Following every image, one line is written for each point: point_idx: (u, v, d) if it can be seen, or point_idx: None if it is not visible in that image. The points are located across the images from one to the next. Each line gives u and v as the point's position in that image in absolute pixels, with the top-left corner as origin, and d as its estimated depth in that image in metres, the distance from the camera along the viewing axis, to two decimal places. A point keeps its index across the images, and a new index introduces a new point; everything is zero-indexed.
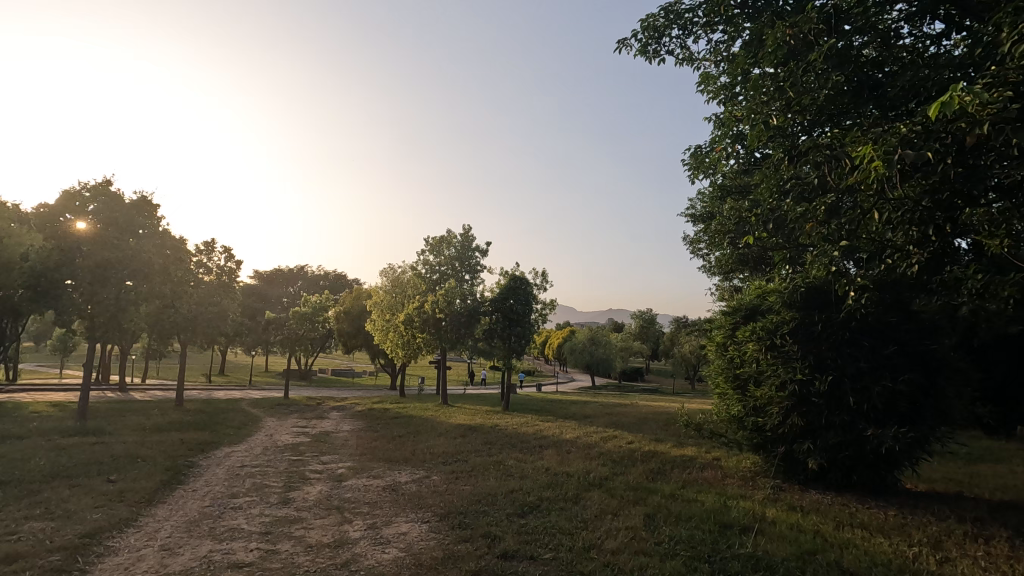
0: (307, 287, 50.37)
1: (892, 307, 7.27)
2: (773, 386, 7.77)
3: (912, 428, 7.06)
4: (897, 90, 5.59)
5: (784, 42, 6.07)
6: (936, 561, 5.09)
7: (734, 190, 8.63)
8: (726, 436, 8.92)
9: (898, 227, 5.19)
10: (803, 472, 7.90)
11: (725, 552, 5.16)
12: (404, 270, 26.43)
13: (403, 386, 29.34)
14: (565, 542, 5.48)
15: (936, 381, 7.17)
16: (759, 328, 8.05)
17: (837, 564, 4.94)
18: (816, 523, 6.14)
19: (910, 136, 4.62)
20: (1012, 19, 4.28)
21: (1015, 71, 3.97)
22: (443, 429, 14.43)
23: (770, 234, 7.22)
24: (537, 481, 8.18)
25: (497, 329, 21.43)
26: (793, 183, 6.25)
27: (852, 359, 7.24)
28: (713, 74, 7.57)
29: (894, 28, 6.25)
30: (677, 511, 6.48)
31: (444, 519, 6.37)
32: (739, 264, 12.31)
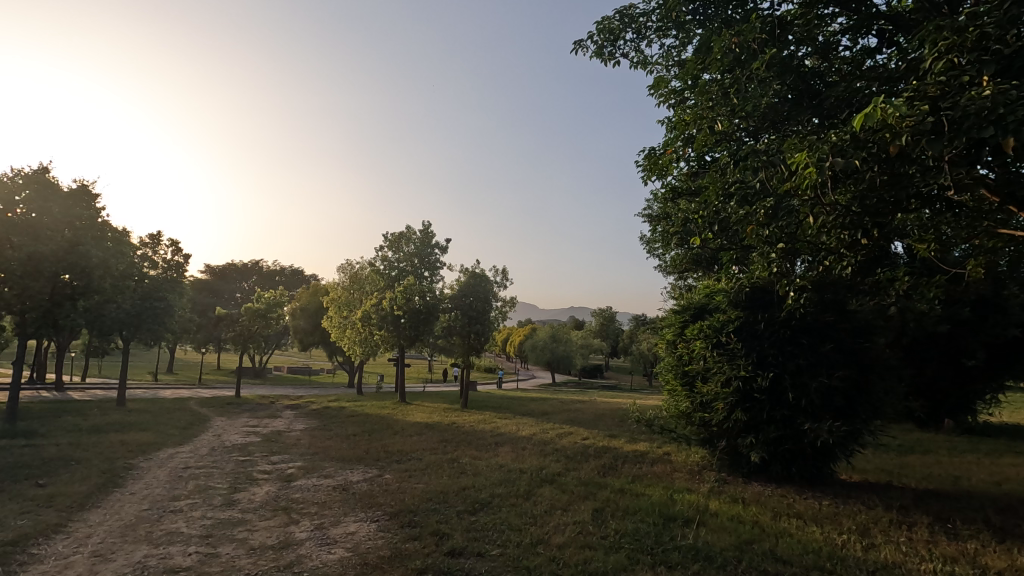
0: (261, 282, 48.78)
1: (830, 306, 7.59)
2: (718, 382, 8.03)
3: (846, 422, 7.41)
4: (834, 99, 5.86)
5: (730, 50, 6.25)
6: (862, 547, 5.38)
7: (685, 191, 8.85)
8: (675, 431, 9.17)
9: (832, 229, 5.47)
10: (746, 465, 8.21)
11: (668, 544, 5.32)
12: (362, 266, 26.02)
13: (360, 384, 28.78)
14: (513, 537, 5.53)
15: (869, 377, 7.56)
16: (706, 326, 8.30)
17: (771, 553, 5.16)
18: (755, 514, 6.39)
19: (841, 143, 4.88)
20: (933, 36, 4.54)
21: (934, 86, 4.26)
22: (399, 427, 14.33)
23: (715, 235, 7.46)
24: (491, 478, 8.21)
25: (456, 326, 21.48)
26: (738, 187, 6.49)
27: (793, 356, 7.55)
28: (665, 79, 7.70)
29: (834, 41, 6.52)
30: (625, 504, 6.63)
31: (395, 517, 6.33)
32: (693, 263, 12.69)
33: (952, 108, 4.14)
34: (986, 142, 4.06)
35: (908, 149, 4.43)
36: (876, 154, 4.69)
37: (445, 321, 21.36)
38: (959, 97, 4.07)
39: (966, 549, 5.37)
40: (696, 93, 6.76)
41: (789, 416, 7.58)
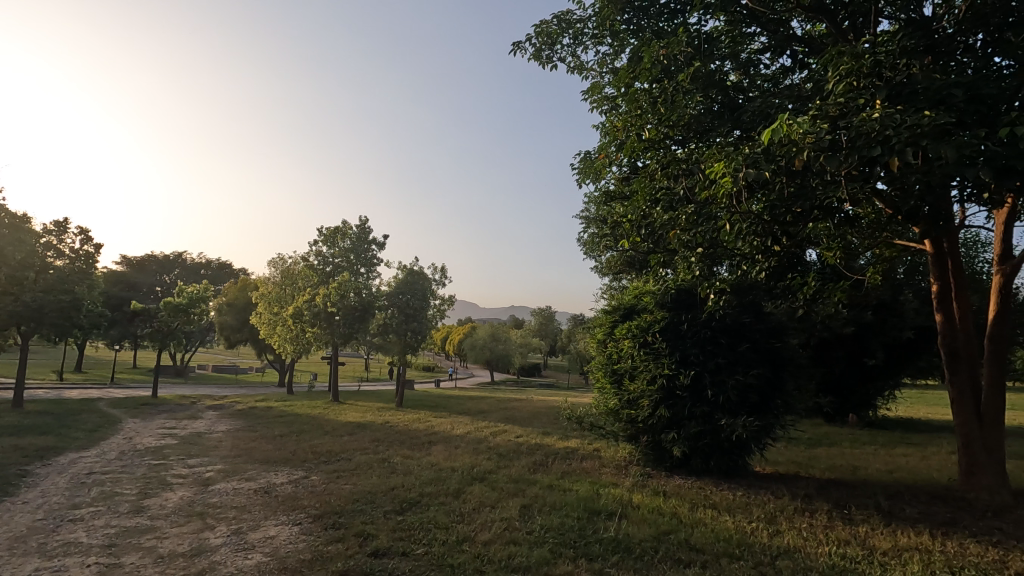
0: (185, 275, 46.03)
1: (748, 308, 8.06)
2: (644, 380, 8.32)
3: (759, 417, 7.87)
4: (751, 113, 6.23)
5: (659, 60, 6.49)
6: (768, 533, 5.76)
7: (618, 195, 9.12)
8: (604, 428, 9.44)
9: (746, 237, 5.85)
10: (669, 460, 8.57)
11: (590, 537, 5.48)
12: (295, 261, 25.08)
13: (290, 383, 27.71)
14: (439, 536, 5.51)
15: (781, 375, 8.08)
16: (635, 326, 8.58)
17: (686, 542, 5.43)
18: (674, 505, 6.70)
19: (754, 156, 5.21)
20: (838, 60, 4.93)
21: (835, 107, 4.65)
22: (330, 427, 13.87)
23: (643, 238, 7.75)
24: (421, 477, 8.14)
25: (392, 325, 21.24)
26: (664, 193, 6.80)
27: (713, 355, 7.96)
28: (599, 84, 7.89)
29: (756, 59, 6.90)
30: (551, 501, 6.76)
31: (318, 520, 6.16)
32: (626, 265, 13.11)
33: (847, 128, 4.53)
34: (875, 160, 4.46)
35: (810, 164, 4.81)
36: (783, 167, 5.05)
37: (380, 319, 21.21)
38: (853, 118, 4.46)
39: (858, 533, 5.88)
40: (626, 99, 7.00)
41: (708, 412, 7.96)
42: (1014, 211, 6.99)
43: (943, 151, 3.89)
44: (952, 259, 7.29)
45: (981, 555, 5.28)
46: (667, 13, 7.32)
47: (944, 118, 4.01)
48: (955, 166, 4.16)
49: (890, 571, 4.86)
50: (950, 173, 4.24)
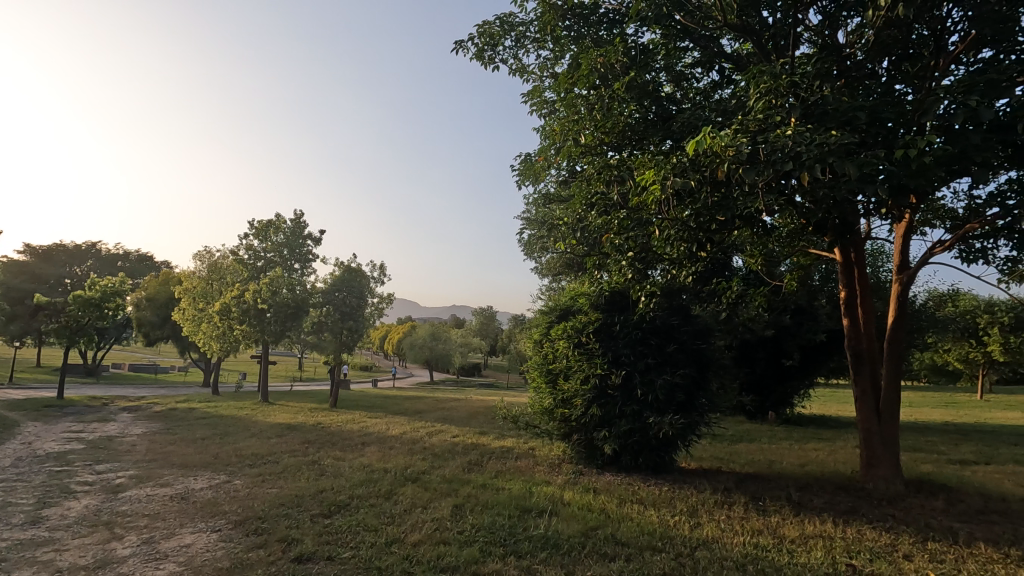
0: (99, 267, 42.78)
1: (676, 311, 8.42)
2: (578, 380, 8.51)
3: (685, 415, 8.22)
4: (681, 124, 6.51)
5: (595, 68, 6.67)
6: (690, 526, 6.03)
7: (557, 198, 9.28)
8: (539, 427, 9.57)
9: (674, 242, 6.13)
10: (600, 457, 8.80)
11: (520, 535, 5.54)
12: (223, 254, 23.85)
13: (216, 383, 26.30)
14: (367, 539, 5.41)
15: (706, 374, 8.49)
16: (569, 327, 8.75)
17: (613, 537, 5.60)
18: (603, 501, 6.88)
19: (681, 165, 5.42)
20: (760, 78, 5.25)
21: (755, 122, 4.97)
22: (257, 429, 13.29)
23: (578, 240, 7.94)
24: (351, 479, 7.96)
25: (327, 322, 20.43)
26: (599, 198, 6.98)
27: (643, 355, 8.25)
28: (539, 88, 7.99)
29: (689, 72, 7.21)
30: (484, 500, 6.78)
31: (239, 526, 5.89)
32: (564, 268, 13.35)
33: (764, 142, 4.83)
34: (789, 174, 4.79)
35: (732, 175, 5.09)
36: (707, 177, 5.32)
37: (315, 315, 20.44)
38: (769, 134, 4.76)
39: (770, 523, 6.26)
40: (564, 104, 7.12)
41: (638, 410, 8.23)
42: (910, 226, 7.67)
43: (846, 168, 4.23)
44: (859, 268, 7.89)
45: (876, 540, 5.77)
46: (606, 22, 7.53)
47: (848, 138, 4.36)
48: (857, 183, 4.53)
49: (797, 557, 5.22)
50: (854, 189, 4.60)
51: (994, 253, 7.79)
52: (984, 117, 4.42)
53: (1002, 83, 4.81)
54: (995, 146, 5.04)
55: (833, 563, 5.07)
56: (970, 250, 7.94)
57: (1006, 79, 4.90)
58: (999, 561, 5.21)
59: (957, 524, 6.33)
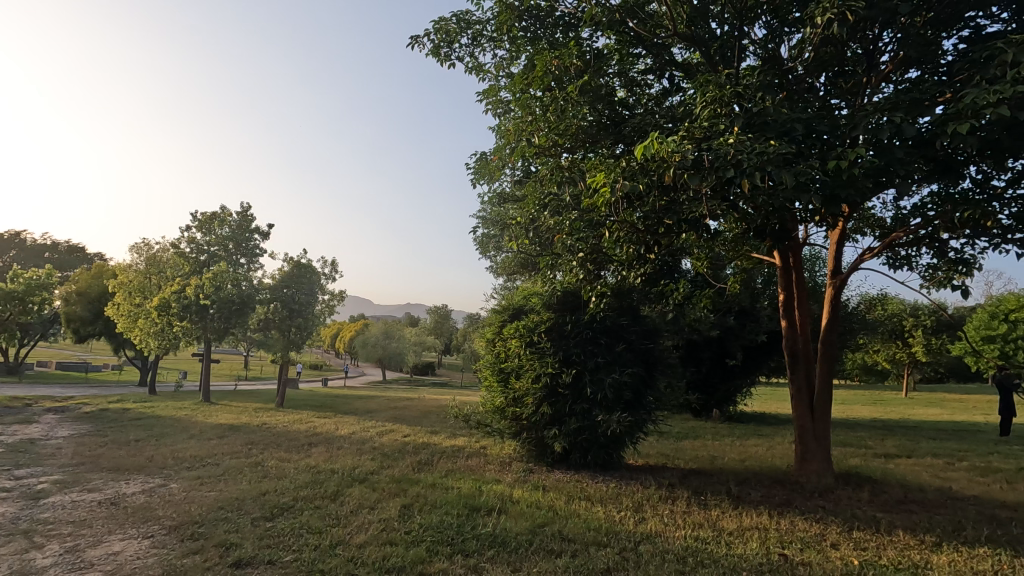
0: (23, 258, 39.90)
1: (626, 311, 8.63)
2: (529, 379, 8.58)
3: (632, 413, 8.43)
4: (632, 128, 6.65)
5: (550, 69, 6.73)
6: (635, 521, 6.20)
7: (511, 197, 9.32)
8: (491, 426, 9.59)
9: (624, 244, 6.27)
10: (550, 455, 8.90)
11: (468, 534, 5.53)
12: (163, 247, 22.72)
13: (153, 382, 25.00)
14: (310, 541, 5.28)
15: (653, 373, 8.73)
16: (522, 326, 8.79)
17: (559, 533, 5.67)
18: (552, 499, 6.96)
19: (631, 169, 5.55)
20: (706, 87, 5.44)
21: (700, 130, 5.16)
22: (196, 430, 12.71)
23: (532, 240, 7.99)
24: (296, 480, 7.75)
25: (274, 320, 20.16)
26: (552, 199, 7.07)
27: (593, 355, 8.41)
28: (495, 87, 7.99)
29: (641, 79, 7.38)
30: (433, 499, 6.73)
31: (174, 531, 5.63)
32: (519, 267, 13.42)
33: (708, 149, 5.02)
34: (731, 181, 4.99)
35: (678, 180, 5.26)
36: (655, 181, 5.47)
37: (262, 313, 20.09)
38: (713, 141, 4.95)
39: (710, 516, 6.50)
40: (518, 104, 7.15)
41: (587, 409, 8.39)
42: (842, 234, 8.14)
43: (783, 177, 4.45)
44: (796, 272, 8.29)
45: (806, 530, 6.09)
46: (561, 25, 7.59)
47: (784, 149, 4.59)
48: (793, 191, 4.77)
49: (734, 548, 5.44)
50: (790, 197, 4.84)
51: (916, 260, 8.36)
52: (907, 133, 4.75)
53: (924, 102, 5.18)
54: (917, 161, 5.42)
55: (767, 553, 5.31)
56: (896, 257, 8.49)
57: (928, 99, 5.28)
58: (914, 546, 5.61)
59: (880, 513, 6.77)
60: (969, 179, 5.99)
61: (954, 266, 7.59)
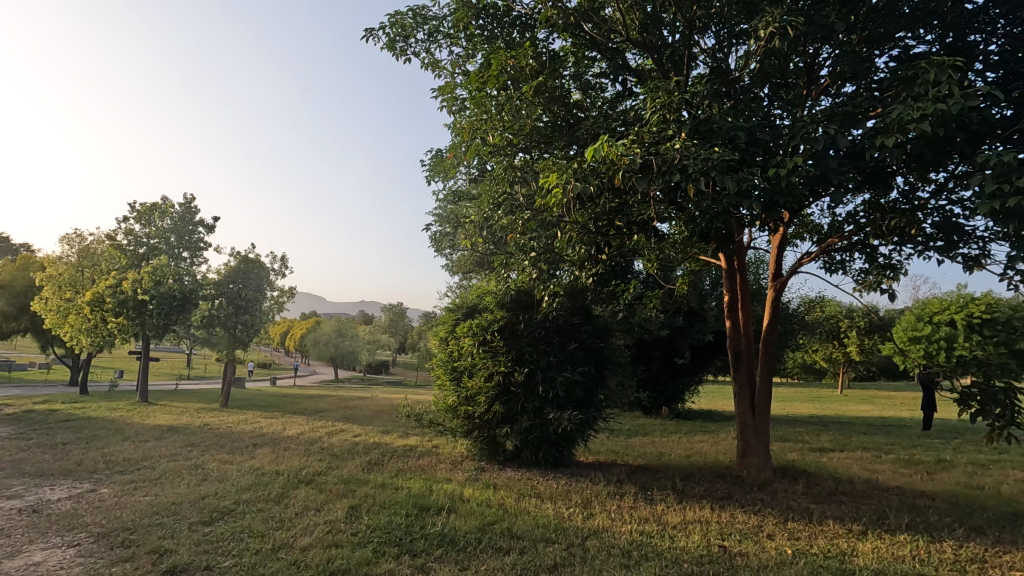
0: None
1: (578, 311, 8.76)
2: (481, 377, 8.59)
3: (583, 410, 8.58)
4: (585, 130, 6.74)
5: (505, 68, 6.75)
6: (583, 517, 6.30)
7: (466, 195, 9.29)
8: (443, 425, 9.53)
9: (575, 244, 6.37)
10: (502, 453, 8.92)
11: (416, 533, 5.48)
12: (97, 239, 21.48)
13: (85, 381, 23.57)
14: (252, 545, 5.11)
15: (604, 371, 8.90)
16: (475, 325, 8.78)
17: (508, 530, 5.70)
18: (502, 497, 6.99)
19: (583, 171, 5.63)
20: (656, 93, 5.59)
21: (649, 134, 5.31)
22: (131, 432, 12.07)
23: (485, 239, 8.01)
24: (238, 483, 7.48)
25: (218, 316, 18.77)
26: (505, 199, 7.10)
27: (545, 353, 8.50)
28: (451, 84, 7.94)
29: (596, 82, 7.51)
30: (381, 500, 6.63)
31: (102, 539, 5.34)
32: (475, 266, 13.40)
33: (656, 154, 5.17)
34: (677, 186, 5.15)
35: (627, 183, 5.39)
36: (605, 183, 5.58)
37: (204, 307, 18.59)
38: (660, 146, 5.11)
39: (655, 510, 6.68)
40: (473, 102, 7.12)
41: (539, 407, 8.49)
42: (783, 239, 8.52)
43: (726, 182, 4.64)
44: (741, 274, 8.61)
45: (745, 522, 6.35)
46: (517, 25, 7.61)
47: (727, 155, 4.78)
48: (736, 197, 4.97)
49: (677, 541, 5.61)
50: (732, 202, 5.03)
51: (850, 265, 8.84)
52: (840, 144, 5.01)
53: (856, 116, 5.49)
54: (850, 171, 5.74)
55: (707, 545, 5.50)
56: (832, 262, 8.96)
57: (860, 113, 5.58)
58: (843, 535, 5.94)
59: (812, 505, 7.13)
60: (896, 189, 6.39)
61: (883, 271, 8.07)
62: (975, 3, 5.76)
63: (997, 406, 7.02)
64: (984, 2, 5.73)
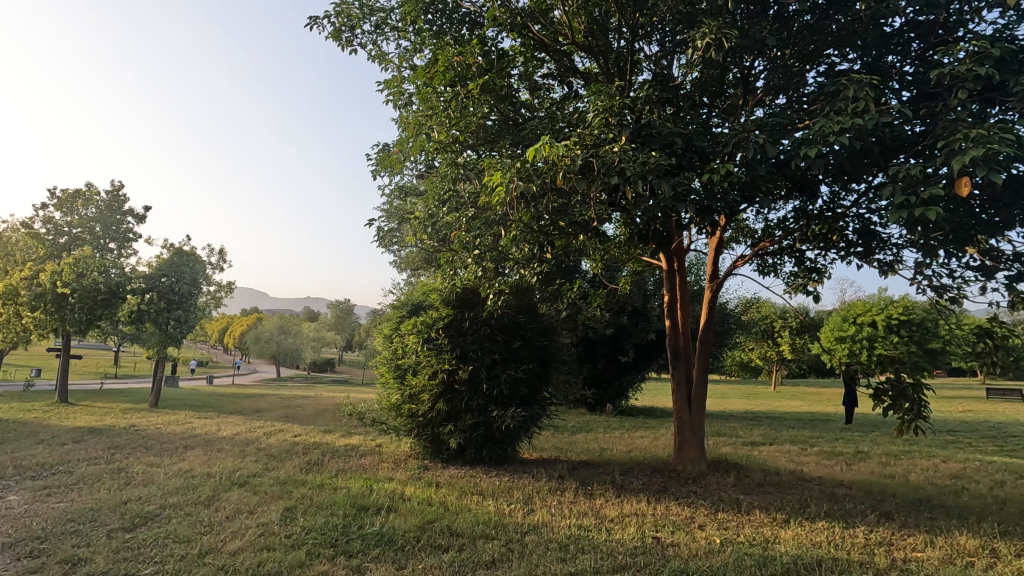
0: None
1: (523, 309, 8.84)
2: (425, 375, 8.53)
3: (526, 408, 8.67)
4: (530, 130, 6.80)
5: (453, 64, 6.72)
6: (523, 513, 6.38)
7: (413, 191, 9.19)
8: (386, 423, 9.39)
9: (519, 243, 6.41)
10: (445, 451, 8.86)
11: (354, 534, 5.39)
12: (12, 227, 19.93)
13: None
14: (177, 551, 4.89)
15: (548, 369, 9.03)
16: (419, 322, 8.70)
17: (448, 528, 5.70)
18: (443, 495, 6.97)
19: (526, 170, 5.68)
20: (599, 96, 5.71)
21: (591, 137, 5.43)
22: (46, 435, 11.24)
23: (431, 236, 7.95)
24: (166, 486, 7.12)
25: (149, 311, 17.79)
26: (451, 196, 7.07)
27: (489, 351, 8.55)
28: (397, 78, 7.81)
29: (544, 83, 7.60)
30: (319, 500, 6.47)
31: (8, 550, 4.97)
32: (423, 263, 13.29)
33: (596, 156, 5.29)
34: (617, 188, 5.28)
35: (569, 185, 5.50)
36: (548, 184, 5.65)
37: (133, 302, 17.52)
38: (600, 149, 5.23)
39: (595, 505, 6.84)
40: (420, 97, 7.03)
41: (483, 404, 8.52)
42: (720, 242, 8.89)
43: (662, 186, 4.81)
44: (680, 275, 8.91)
45: (678, 513, 6.60)
46: (466, 22, 7.58)
47: (663, 160, 4.96)
48: (672, 201, 5.15)
49: (613, 533, 5.77)
50: (669, 206, 5.21)
51: (781, 268, 9.32)
52: (769, 153, 5.27)
53: (785, 127, 5.78)
54: (778, 179, 6.05)
55: (642, 537, 5.68)
56: (765, 265, 9.42)
57: (788, 124, 5.88)
58: (767, 523, 6.28)
59: (742, 496, 7.48)
60: (821, 197, 6.78)
61: (810, 274, 8.56)
62: (892, 26, 6.14)
63: (906, 400, 7.58)
64: (900, 26, 6.12)
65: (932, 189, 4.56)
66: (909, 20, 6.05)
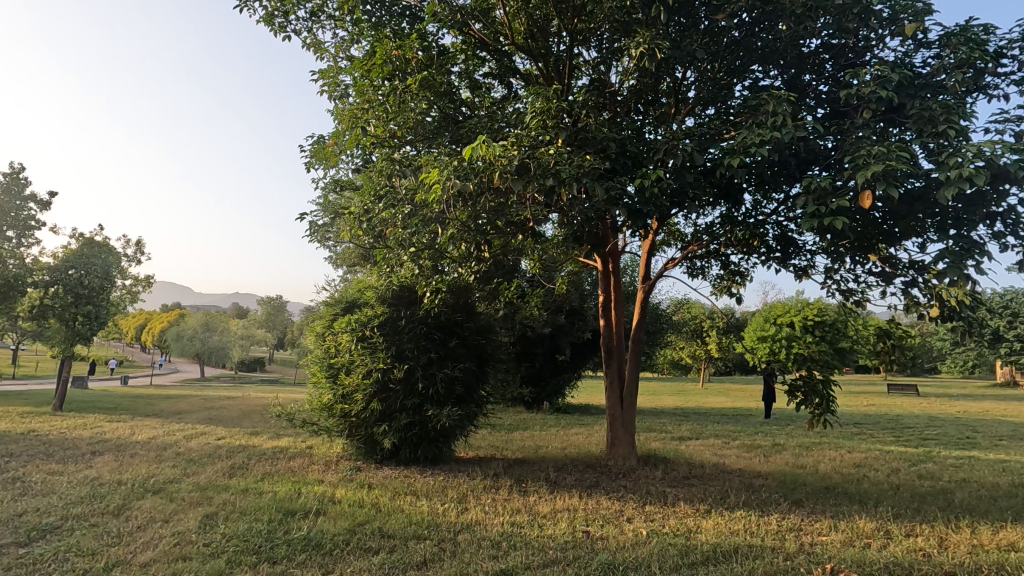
0: None
1: (460, 308, 8.81)
2: (359, 374, 8.33)
3: (462, 406, 8.66)
4: (469, 129, 6.80)
5: (392, 57, 6.60)
6: (457, 511, 6.38)
7: (348, 186, 8.94)
8: (317, 424, 9.09)
9: (456, 241, 6.37)
10: (379, 451, 8.70)
11: (279, 539, 5.20)
12: None
13: None
14: (80, 565, 4.54)
15: (485, 368, 9.06)
16: (354, 320, 8.48)
17: (379, 529, 5.60)
18: (375, 496, 6.84)
19: (463, 168, 5.66)
20: (536, 97, 5.77)
21: (528, 138, 5.47)
22: None
23: (366, 232, 7.76)
24: (69, 496, 6.57)
25: (53, 306, 16.43)
26: (387, 192, 6.94)
27: (426, 350, 8.47)
28: (333, 68, 7.57)
29: (485, 81, 7.60)
30: (241, 506, 6.18)
31: None
32: (359, 259, 12.95)
33: (532, 157, 5.34)
34: (552, 189, 5.36)
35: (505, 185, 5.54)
36: (485, 183, 5.65)
37: (35, 297, 16.28)
38: (536, 151, 5.29)
39: (528, 501, 6.93)
40: (356, 90, 6.87)
41: (418, 403, 8.43)
42: (652, 244, 9.22)
43: (595, 189, 4.93)
44: (615, 276, 9.16)
45: (608, 507, 6.80)
46: (406, 16, 7.49)
47: (596, 164, 5.08)
48: (605, 204, 5.30)
49: (545, 529, 5.87)
50: (602, 208, 5.35)
51: (708, 271, 9.79)
52: (697, 160, 5.52)
53: (711, 137, 6.08)
54: (705, 186, 6.35)
55: (573, 531, 5.81)
56: (694, 267, 9.86)
57: (714, 134, 6.19)
58: (690, 514, 6.58)
59: (668, 488, 7.81)
60: (744, 204, 7.17)
61: (734, 276, 9.04)
62: (809, 46, 6.59)
63: (816, 396, 8.13)
64: (816, 47, 6.56)
65: (839, 200, 4.93)
66: (824, 42, 6.51)
